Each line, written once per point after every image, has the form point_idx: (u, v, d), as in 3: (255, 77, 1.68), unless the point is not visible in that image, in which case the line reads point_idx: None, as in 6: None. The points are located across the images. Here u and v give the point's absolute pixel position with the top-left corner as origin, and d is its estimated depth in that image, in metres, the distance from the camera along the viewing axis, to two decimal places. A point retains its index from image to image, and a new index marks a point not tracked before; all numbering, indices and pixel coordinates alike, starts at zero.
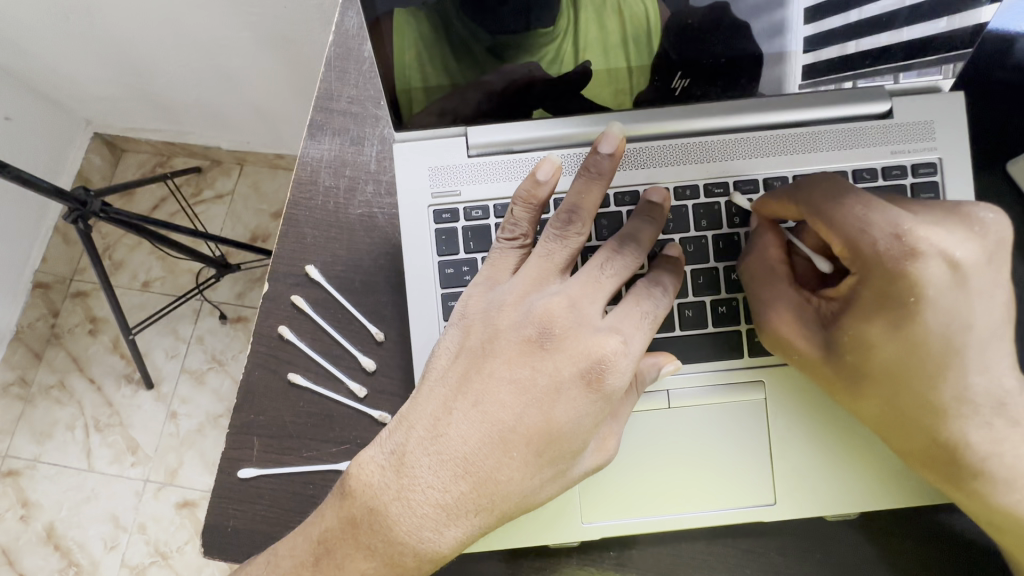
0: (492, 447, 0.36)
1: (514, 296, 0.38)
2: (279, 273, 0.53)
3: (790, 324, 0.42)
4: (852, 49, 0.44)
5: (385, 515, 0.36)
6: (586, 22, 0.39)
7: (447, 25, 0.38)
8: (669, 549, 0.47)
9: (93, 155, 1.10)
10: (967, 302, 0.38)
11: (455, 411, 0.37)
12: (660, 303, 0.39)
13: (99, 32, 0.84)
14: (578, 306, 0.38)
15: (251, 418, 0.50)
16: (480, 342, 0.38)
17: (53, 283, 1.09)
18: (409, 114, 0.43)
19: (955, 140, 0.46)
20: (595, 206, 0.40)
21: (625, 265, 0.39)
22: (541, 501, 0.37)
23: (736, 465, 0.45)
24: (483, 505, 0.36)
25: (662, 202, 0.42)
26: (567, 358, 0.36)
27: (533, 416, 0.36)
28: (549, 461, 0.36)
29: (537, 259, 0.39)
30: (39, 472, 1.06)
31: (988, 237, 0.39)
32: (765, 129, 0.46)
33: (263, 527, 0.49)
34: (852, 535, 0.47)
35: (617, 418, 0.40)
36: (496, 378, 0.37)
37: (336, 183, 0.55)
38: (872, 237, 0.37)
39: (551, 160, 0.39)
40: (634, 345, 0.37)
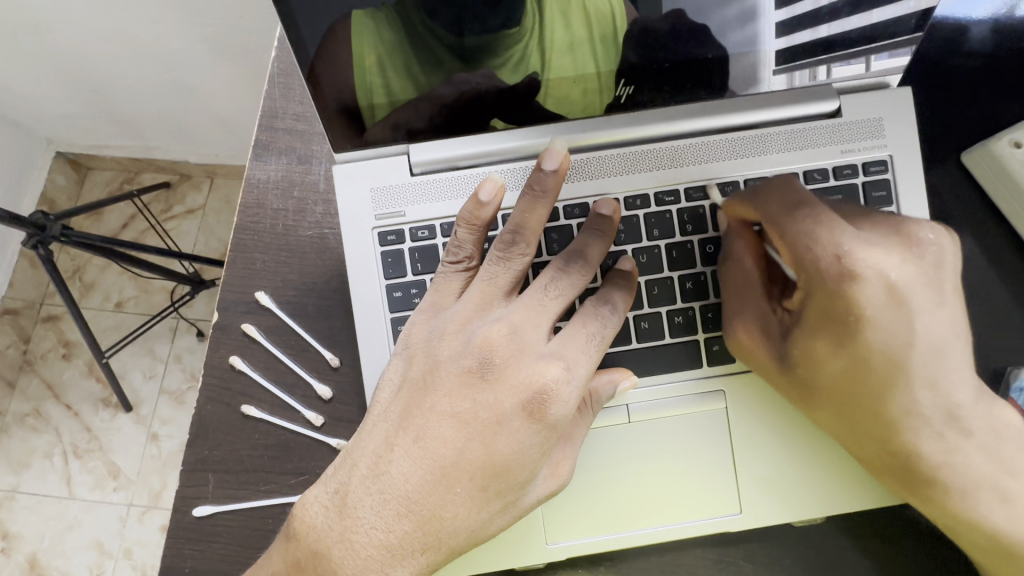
0: (435, 484, 0.37)
1: (454, 324, 0.40)
2: (228, 302, 0.51)
3: (753, 334, 0.42)
4: (823, 33, 0.41)
5: (329, 558, 0.38)
6: (553, 22, 0.37)
7: (408, 27, 0.35)
8: (639, 562, 0.47)
9: (57, 175, 1.06)
10: (910, 321, 0.38)
11: (396, 448, 0.38)
12: (608, 323, 0.40)
13: (51, 48, 0.81)
14: (518, 333, 0.38)
15: (205, 453, 0.49)
16: (421, 375, 0.39)
17: (22, 309, 1.06)
18: (371, 121, 0.41)
19: (904, 136, 0.45)
20: (540, 225, 0.40)
21: (571, 284, 0.40)
22: (492, 534, 0.39)
23: (701, 476, 0.45)
24: (429, 543, 0.37)
25: (612, 214, 0.42)
26: (505, 390, 0.37)
27: (476, 450, 0.37)
28: (494, 494, 0.37)
29: (480, 284, 0.40)
30: (18, 503, 1.03)
31: (928, 256, 0.38)
32: (714, 134, 0.46)
33: (223, 566, 0.47)
34: (821, 538, 0.47)
35: (571, 441, 0.41)
36: (435, 413, 0.38)
37: (284, 205, 0.53)
38: (816, 254, 0.37)
39: (494, 181, 0.40)
40: (579, 371, 0.38)
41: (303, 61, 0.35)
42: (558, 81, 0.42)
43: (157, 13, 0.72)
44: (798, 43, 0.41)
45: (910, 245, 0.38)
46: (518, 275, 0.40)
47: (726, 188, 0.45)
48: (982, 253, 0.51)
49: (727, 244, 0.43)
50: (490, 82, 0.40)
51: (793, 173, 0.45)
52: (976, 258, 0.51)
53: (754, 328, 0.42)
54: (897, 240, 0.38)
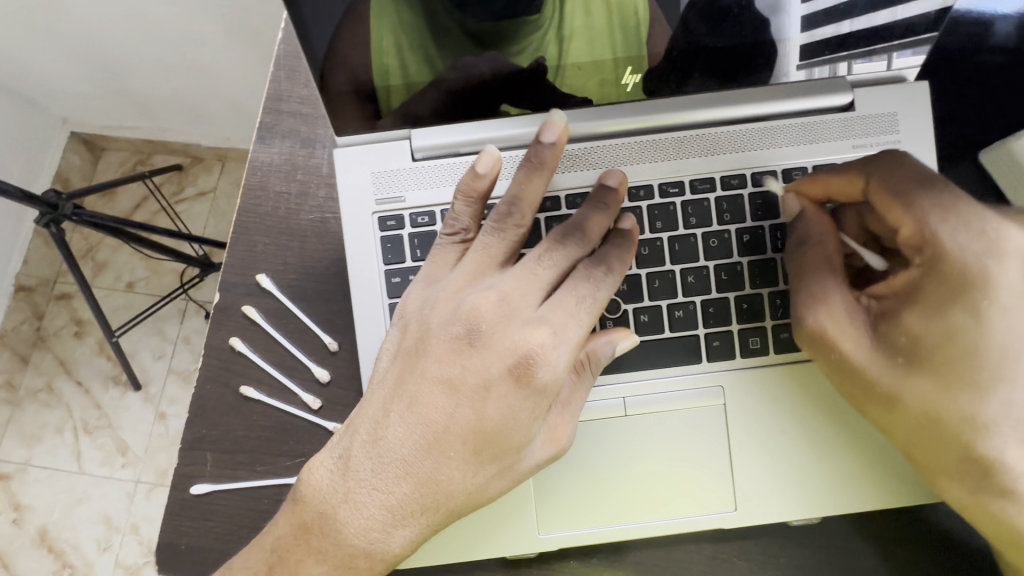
0: (430, 448, 0.38)
1: (445, 292, 0.40)
2: (230, 283, 0.51)
3: (839, 321, 0.40)
4: (846, 29, 0.40)
5: (336, 520, 0.39)
6: (572, 8, 0.37)
7: (428, 10, 0.35)
8: (631, 556, 0.46)
9: (71, 154, 1.07)
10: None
11: (392, 414, 0.38)
12: (601, 286, 0.39)
13: (66, 28, 0.82)
14: (509, 298, 0.39)
15: (204, 433, 0.49)
16: (414, 343, 0.40)
17: (36, 286, 1.08)
18: (388, 107, 0.41)
19: (919, 132, 0.44)
20: (537, 197, 0.41)
21: (564, 254, 0.40)
22: (490, 496, 0.39)
23: (696, 471, 0.44)
24: (428, 505, 0.38)
25: (619, 185, 0.42)
26: (493, 353, 0.37)
27: (467, 415, 0.37)
28: (488, 458, 0.38)
29: (475, 254, 0.41)
30: (30, 476, 1.05)
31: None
32: (721, 125, 0.45)
33: (219, 544, 0.48)
34: (816, 539, 0.47)
35: (569, 406, 0.41)
36: (428, 378, 0.38)
37: (287, 188, 0.53)
38: (958, 228, 0.37)
39: (491, 153, 0.40)
40: (566, 335, 0.38)
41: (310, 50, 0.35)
42: (575, 70, 0.41)
43: None
44: (818, 37, 0.40)
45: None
46: (513, 244, 0.41)
47: (732, 182, 0.44)
48: None
49: (810, 225, 0.42)
50: (497, 65, 0.39)
51: (800, 168, 0.44)
52: None
53: (839, 312, 0.40)
54: (969, 214, 0.37)
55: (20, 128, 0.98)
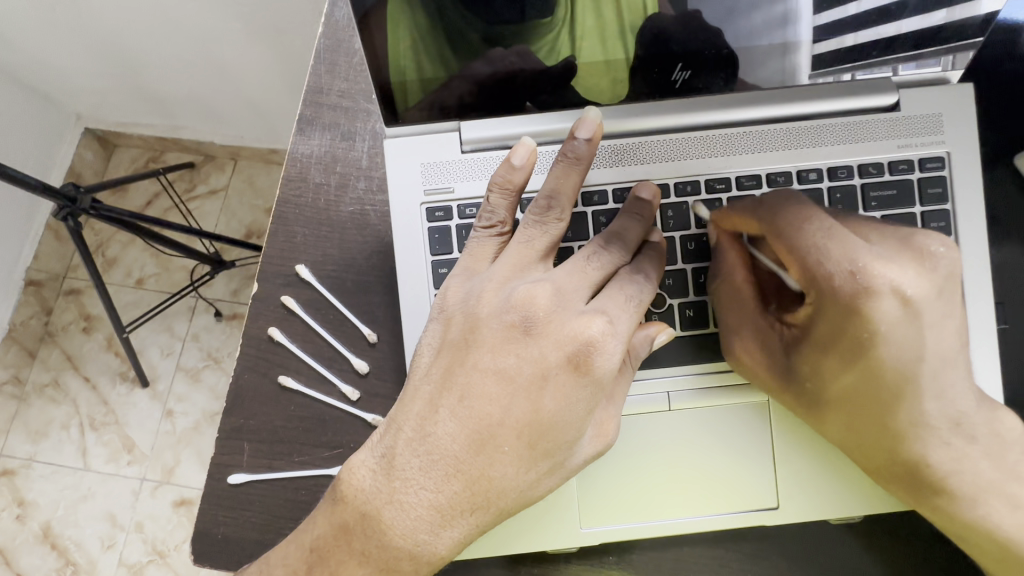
0: (482, 444, 0.37)
1: (490, 284, 0.39)
2: (268, 273, 0.51)
3: (751, 353, 0.42)
4: (849, 42, 0.41)
5: (380, 519, 0.38)
6: (584, 11, 0.38)
7: (440, 12, 0.36)
8: (670, 553, 0.46)
9: (84, 150, 1.07)
10: (921, 336, 0.38)
11: (441, 409, 0.38)
12: (644, 288, 0.40)
13: (89, 23, 0.82)
14: (560, 290, 0.38)
15: (240, 422, 0.49)
16: (460, 334, 0.39)
17: (45, 281, 1.07)
18: (405, 105, 0.42)
19: (963, 133, 0.44)
20: (574, 191, 0.40)
21: (610, 253, 0.40)
22: (541, 494, 0.39)
23: (738, 468, 0.44)
24: (478, 504, 0.38)
25: (652, 198, 0.42)
26: (548, 343, 0.37)
27: (522, 408, 0.37)
28: (542, 453, 0.37)
29: (518, 246, 0.39)
30: (34, 472, 1.04)
31: (937, 271, 0.38)
32: (767, 123, 0.45)
33: (254, 535, 0.48)
34: (857, 538, 0.46)
35: (614, 401, 0.40)
36: (479, 370, 0.38)
37: (326, 180, 0.53)
38: (829, 271, 0.36)
39: (527, 145, 0.39)
40: (620, 326, 0.38)
41: (356, 12, 0.35)
42: (588, 70, 0.42)
43: None
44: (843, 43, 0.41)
45: (921, 257, 0.38)
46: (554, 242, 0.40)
47: (779, 179, 0.44)
48: None
49: (719, 258, 0.43)
50: (523, 62, 0.40)
51: (848, 166, 0.44)
52: None
53: (751, 345, 0.42)
54: (841, 252, 0.36)
55: (31, 123, 0.98)
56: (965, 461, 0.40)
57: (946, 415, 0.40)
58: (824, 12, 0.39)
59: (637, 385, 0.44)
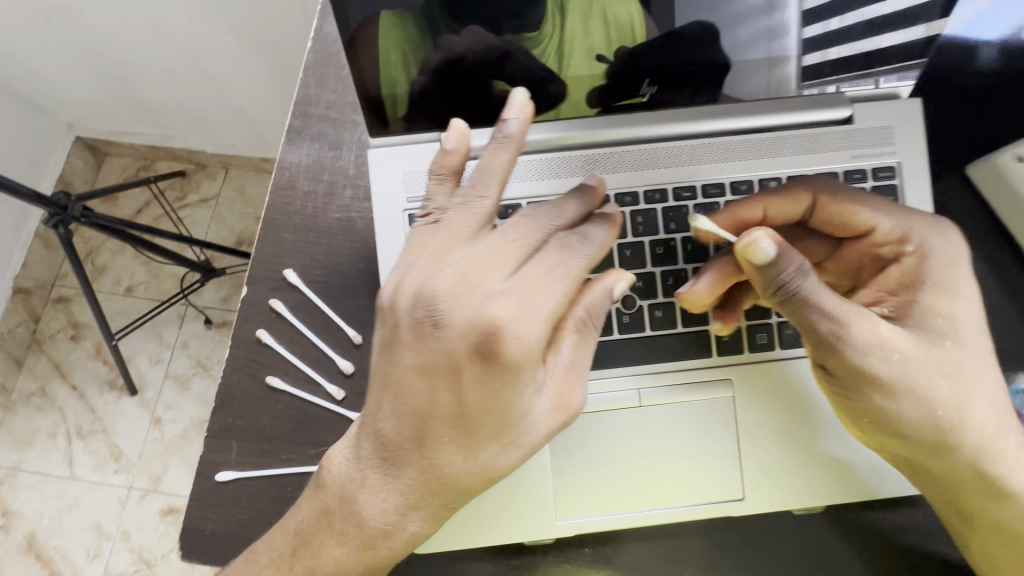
0: (423, 435, 0.37)
1: (411, 276, 0.38)
2: (257, 278, 0.53)
3: None
4: (833, 55, 0.45)
5: (355, 502, 0.40)
6: (572, 29, 0.40)
7: (432, 25, 0.38)
8: (644, 544, 0.48)
9: (75, 159, 1.09)
10: (937, 304, 0.41)
11: (383, 406, 0.38)
12: (575, 256, 0.38)
13: (82, 34, 0.84)
14: (479, 271, 0.37)
15: (229, 422, 0.51)
16: (388, 334, 0.38)
17: (34, 289, 1.08)
18: (394, 114, 0.44)
19: (913, 145, 0.47)
20: (505, 171, 0.38)
21: (530, 227, 0.38)
22: (497, 473, 0.38)
23: (706, 460, 0.47)
24: (436, 489, 0.38)
25: (600, 185, 0.42)
26: (457, 333, 0.36)
27: (451, 399, 0.36)
28: (481, 439, 0.37)
29: (440, 233, 0.38)
30: (20, 481, 1.04)
31: (938, 242, 0.42)
32: (730, 134, 0.48)
33: (241, 531, 0.49)
34: (824, 530, 0.48)
35: (576, 372, 0.38)
36: (404, 367, 0.37)
37: (314, 188, 0.55)
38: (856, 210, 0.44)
39: (457, 127, 0.39)
40: (533, 303, 0.36)
41: (342, 38, 0.36)
42: (575, 84, 0.44)
43: (190, 4, 0.75)
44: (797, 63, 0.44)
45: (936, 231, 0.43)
46: (484, 218, 0.39)
47: (741, 187, 0.47)
48: (984, 263, 0.53)
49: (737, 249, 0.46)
50: (472, 51, 0.40)
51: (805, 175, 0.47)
52: (979, 266, 0.53)
53: None
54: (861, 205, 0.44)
55: (21, 132, 0.99)
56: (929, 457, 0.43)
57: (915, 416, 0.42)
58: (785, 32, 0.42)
59: (609, 381, 0.46)
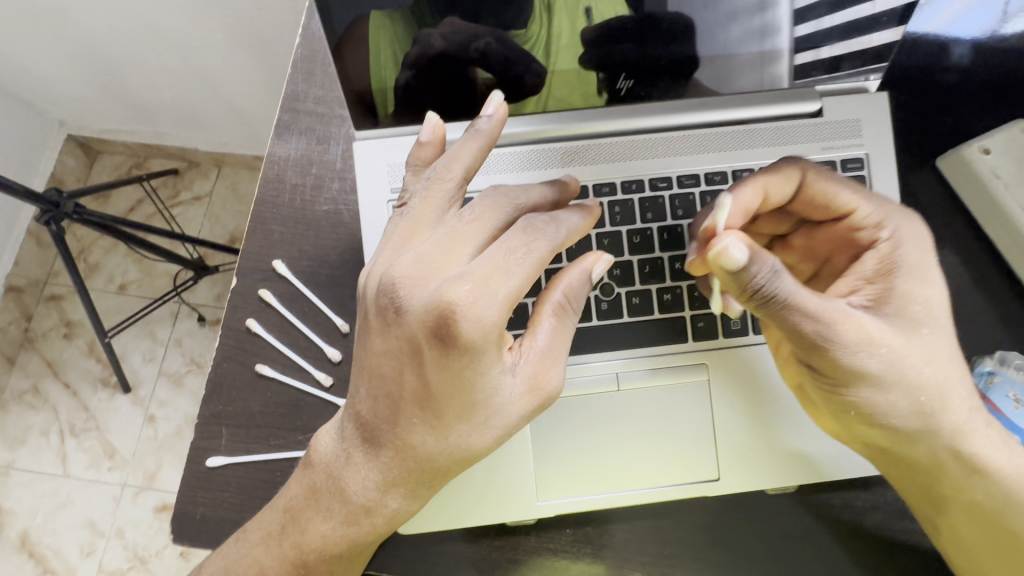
0: (396, 416, 0.39)
1: (381, 264, 0.40)
2: (247, 269, 0.54)
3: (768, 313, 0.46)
4: (823, 53, 0.44)
5: (341, 479, 0.41)
6: (560, 28, 0.40)
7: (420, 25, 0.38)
8: (624, 525, 0.50)
9: (67, 156, 1.09)
10: (899, 296, 0.41)
11: (358, 391, 0.40)
12: (542, 239, 0.38)
13: (74, 31, 0.85)
14: (439, 256, 0.38)
15: (219, 409, 0.52)
16: (360, 323, 0.40)
17: (26, 287, 1.08)
18: (384, 105, 0.45)
19: (881, 136, 0.49)
20: (473, 161, 0.41)
21: (490, 210, 0.39)
22: (473, 452, 0.39)
23: (683, 442, 0.48)
24: (412, 468, 0.40)
25: (572, 180, 0.44)
26: (416, 318, 0.37)
27: (417, 381, 0.38)
28: (450, 420, 0.38)
29: (405, 221, 0.40)
30: (13, 479, 1.05)
31: (900, 225, 0.43)
32: (705, 127, 0.49)
33: (232, 515, 0.50)
34: (798, 509, 0.50)
35: (554, 355, 0.40)
36: (374, 352, 0.39)
37: (302, 181, 0.56)
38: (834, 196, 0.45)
39: (432, 120, 0.42)
40: (486, 287, 0.36)
41: (330, 43, 0.38)
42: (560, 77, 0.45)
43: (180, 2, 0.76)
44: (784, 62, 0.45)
45: (903, 221, 0.43)
46: (450, 201, 0.41)
47: (715, 178, 0.48)
48: (953, 251, 0.55)
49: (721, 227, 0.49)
50: (450, 43, 0.40)
51: None
52: (948, 254, 0.55)
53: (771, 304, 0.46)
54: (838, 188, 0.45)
55: (13, 130, 1.00)
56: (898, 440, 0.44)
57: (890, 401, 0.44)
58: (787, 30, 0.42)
59: (589, 367, 0.48)
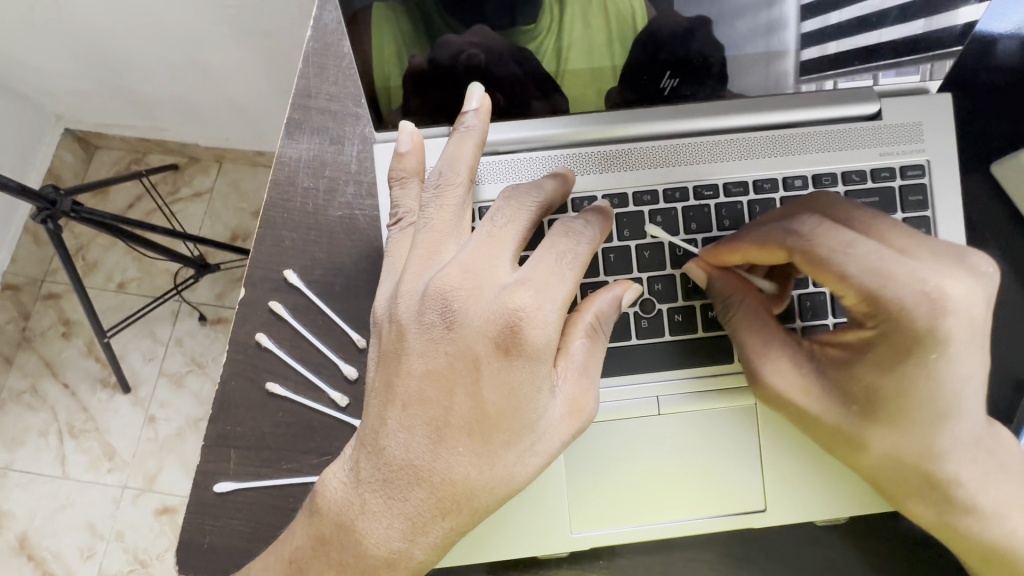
0: (437, 444, 0.35)
1: (411, 282, 0.37)
2: (256, 278, 0.51)
3: (785, 374, 0.42)
4: (831, 50, 0.42)
5: (354, 530, 0.37)
6: (572, 19, 0.39)
7: (425, 19, 0.37)
8: (661, 557, 0.47)
9: (63, 152, 1.05)
10: (975, 356, 0.37)
11: (389, 420, 0.36)
12: (581, 240, 0.37)
13: (70, 22, 0.80)
14: (483, 264, 0.35)
15: (227, 429, 0.49)
16: (391, 343, 0.37)
17: (22, 285, 1.04)
18: (388, 111, 0.42)
19: (943, 141, 0.45)
20: (473, 158, 0.38)
21: (518, 211, 0.37)
22: (519, 481, 0.36)
23: (726, 470, 0.45)
24: (449, 506, 0.36)
25: (566, 171, 0.41)
26: (474, 330, 0.35)
27: (466, 404, 0.35)
28: (500, 445, 0.35)
29: (424, 233, 0.37)
30: (10, 481, 1.02)
31: (989, 289, 0.37)
32: (753, 130, 0.46)
33: (242, 543, 0.47)
34: (846, 542, 0.47)
35: (588, 373, 0.38)
36: (412, 374, 0.36)
37: (315, 184, 0.53)
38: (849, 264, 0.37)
39: (409, 130, 0.40)
40: (550, 291, 0.35)
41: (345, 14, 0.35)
42: (573, 78, 0.43)
43: None
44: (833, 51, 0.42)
45: (972, 272, 0.37)
46: (462, 206, 0.38)
47: (765, 185, 0.45)
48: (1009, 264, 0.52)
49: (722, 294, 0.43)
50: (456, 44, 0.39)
51: (831, 173, 0.45)
52: (1004, 267, 0.52)
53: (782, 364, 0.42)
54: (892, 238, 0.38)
55: (6, 124, 0.96)
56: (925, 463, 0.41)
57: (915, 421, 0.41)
58: (812, 19, 0.40)
59: (626, 390, 0.44)
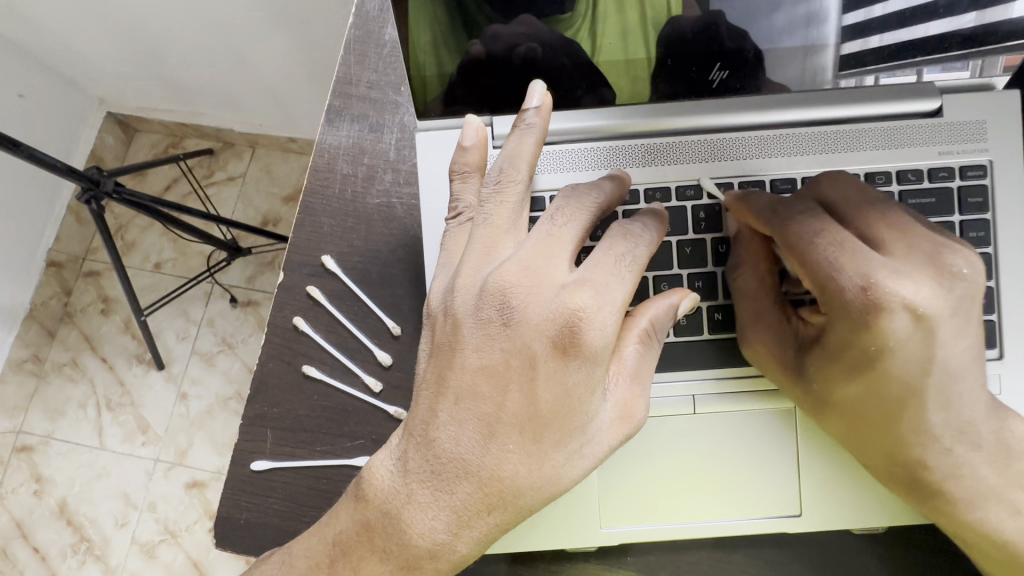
0: (489, 442, 0.36)
1: (468, 277, 0.37)
2: (294, 264, 0.52)
3: (768, 348, 0.42)
4: (874, 44, 0.40)
5: (400, 519, 0.38)
6: (607, 8, 0.38)
7: (462, 9, 0.37)
8: (690, 555, 0.47)
9: (106, 134, 1.08)
10: (932, 349, 0.37)
11: (440, 413, 0.36)
12: (640, 242, 0.38)
13: (115, 7, 0.82)
14: (543, 263, 0.36)
15: (264, 410, 0.50)
16: (446, 336, 0.37)
17: (66, 263, 1.08)
18: (425, 100, 0.42)
19: (1008, 141, 0.43)
20: (532, 157, 0.38)
21: (578, 211, 0.38)
22: (566, 484, 0.37)
23: (762, 472, 0.44)
24: (494, 504, 0.36)
25: (621, 173, 0.41)
26: (534, 328, 0.35)
27: (521, 404, 0.35)
28: (551, 446, 0.36)
29: (482, 229, 0.37)
30: (52, 449, 1.06)
31: (955, 291, 0.37)
32: (805, 127, 0.44)
33: (277, 521, 0.48)
34: (882, 551, 0.46)
35: (640, 379, 0.37)
36: (467, 369, 0.36)
37: (353, 171, 0.53)
38: (840, 280, 0.36)
39: (473, 126, 0.39)
40: (610, 293, 0.36)
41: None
42: (608, 69, 0.42)
43: None
44: (898, 38, 0.40)
45: (942, 272, 0.37)
46: (520, 204, 0.38)
47: None
48: None
49: (734, 253, 0.43)
50: (497, 35, 0.39)
51: (885, 172, 0.43)
52: None
53: (767, 340, 0.42)
54: (881, 220, 0.38)
55: (54, 107, 0.99)
56: (965, 468, 0.40)
57: (953, 424, 0.39)
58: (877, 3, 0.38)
59: (665, 388, 0.44)
